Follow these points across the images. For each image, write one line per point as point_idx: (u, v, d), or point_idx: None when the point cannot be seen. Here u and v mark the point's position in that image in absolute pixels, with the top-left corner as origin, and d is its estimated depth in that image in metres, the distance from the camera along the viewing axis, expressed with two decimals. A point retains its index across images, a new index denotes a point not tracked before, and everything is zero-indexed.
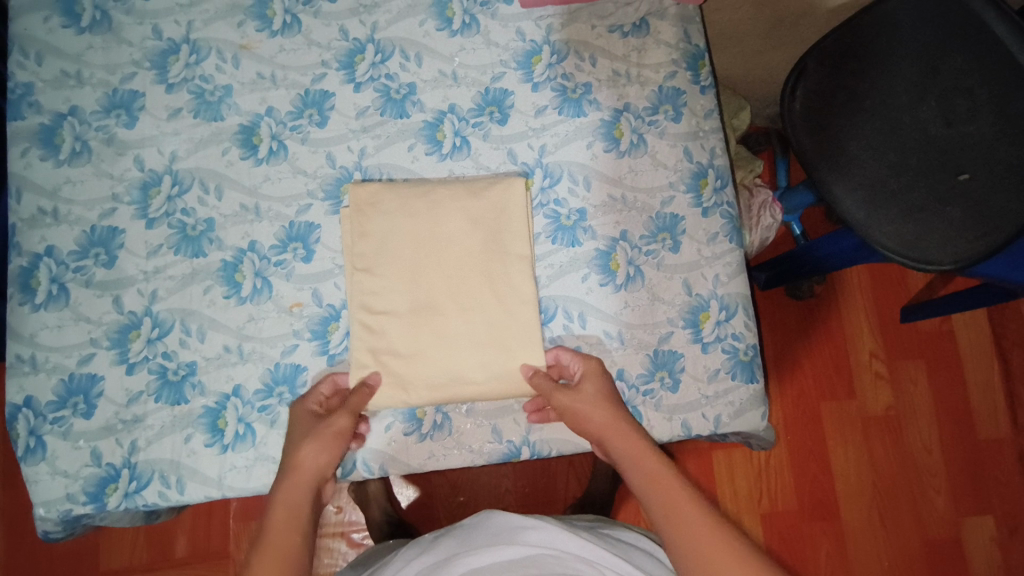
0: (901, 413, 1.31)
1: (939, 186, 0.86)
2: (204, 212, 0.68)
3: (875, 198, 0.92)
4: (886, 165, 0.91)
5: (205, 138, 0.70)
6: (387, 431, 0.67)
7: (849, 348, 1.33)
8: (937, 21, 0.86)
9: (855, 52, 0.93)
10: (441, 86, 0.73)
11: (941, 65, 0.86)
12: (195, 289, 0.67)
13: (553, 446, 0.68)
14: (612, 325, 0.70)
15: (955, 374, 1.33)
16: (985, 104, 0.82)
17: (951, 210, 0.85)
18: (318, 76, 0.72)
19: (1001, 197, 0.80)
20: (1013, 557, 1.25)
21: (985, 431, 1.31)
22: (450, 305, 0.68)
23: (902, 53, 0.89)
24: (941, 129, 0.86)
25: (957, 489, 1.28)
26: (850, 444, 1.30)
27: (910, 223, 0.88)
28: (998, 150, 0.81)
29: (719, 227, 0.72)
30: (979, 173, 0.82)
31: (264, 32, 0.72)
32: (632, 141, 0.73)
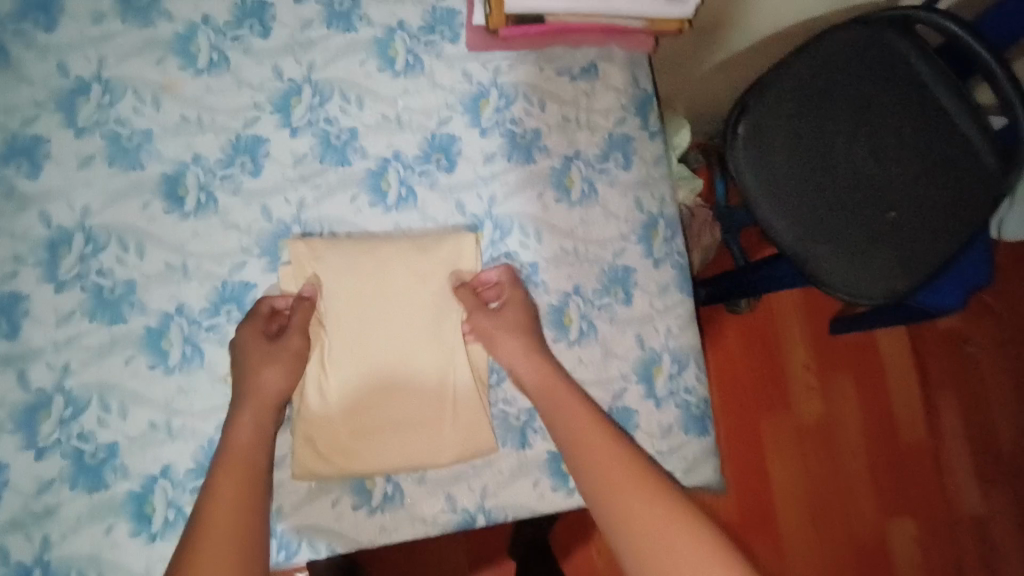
0: (831, 421, 1.37)
1: (872, 223, 0.89)
2: (124, 273, 0.62)
3: (813, 233, 0.89)
4: (824, 202, 0.90)
5: (122, 190, 0.63)
6: (335, 506, 0.64)
7: (784, 360, 1.38)
8: (872, 61, 0.89)
9: (797, 85, 0.90)
10: (384, 131, 0.69)
11: (874, 106, 0.90)
12: (114, 361, 0.61)
13: (508, 510, 0.67)
14: None
15: (879, 382, 1.40)
16: (910, 143, 0.89)
17: (883, 249, 0.88)
18: (250, 120, 0.67)
19: (925, 232, 0.87)
20: (931, 553, 1.34)
21: (905, 435, 1.38)
22: (398, 368, 0.65)
23: (841, 89, 0.90)
24: (873, 167, 0.89)
25: (881, 491, 1.35)
26: (786, 452, 1.34)
27: (850, 259, 0.88)
28: (921, 188, 0.88)
29: (669, 278, 0.73)
30: (906, 210, 0.88)
31: (187, 70, 0.66)
32: (584, 190, 0.72)
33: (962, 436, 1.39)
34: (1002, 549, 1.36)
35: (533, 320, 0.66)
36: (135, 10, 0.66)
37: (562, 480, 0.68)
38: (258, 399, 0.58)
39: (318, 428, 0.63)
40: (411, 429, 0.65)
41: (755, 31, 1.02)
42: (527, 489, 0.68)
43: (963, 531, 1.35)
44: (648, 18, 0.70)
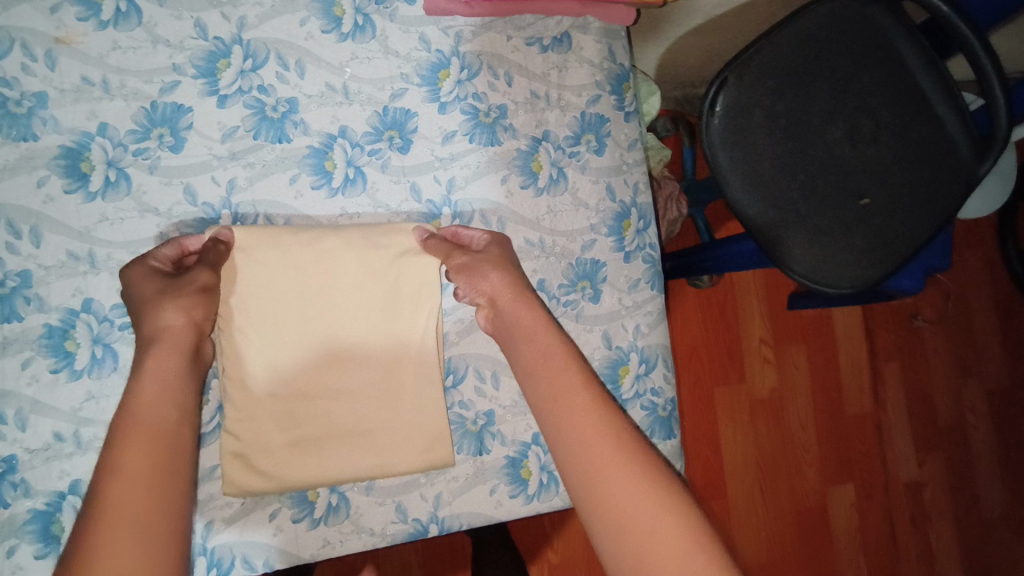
0: (784, 394, 1.32)
1: (843, 209, 0.83)
2: (17, 263, 0.53)
3: (783, 217, 0.85)
4: (796, 186, 0.85)
5: (12, 164, 0.54)
6: (272, 520, 0.57)
7: (741, 333, 1.31)
8: (852, 35, 0.80)
9: (774, 66, 0.83)
10: (328, 104, 0.61)
11: (851, 85, 0.82)
12: (9, 364, 0.53)
13: (463, 519, 0.62)
14: None
15: (831, 356, 1.35)
16: (888, 125, 0.81)
17: (853, 237, 0.83)
18: (168, 85, 0.57)
19: (897, 221, 0.82)
20: (868, 520, 1.34)
21: (853, 407, 1.36)
22: (347, 369, 0.59)
23: (818, 69, 0.82)
24: (848, 151, 0.83)
25: (826, 463, 1.33)
26: (739, 426, 1.29)
27: (818, 245, 0.84)
28: (895, 174, 0.82)
29: (641, 272, 0.69)
30: (879, 197, 0.82)
31: (89, 22, 0.56)
32: (552, 176, 0.66)
33: (904, 409, 1.38)
34: (936, 514, 1.37)
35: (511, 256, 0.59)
36: None
37: (521, 487, 0.64)
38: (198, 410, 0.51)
39: (249, 440, 0.56)
40: (360, 439, 0.59)
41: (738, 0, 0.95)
42: (485, 497, 0.62)
43: (898, 499, 1.36)
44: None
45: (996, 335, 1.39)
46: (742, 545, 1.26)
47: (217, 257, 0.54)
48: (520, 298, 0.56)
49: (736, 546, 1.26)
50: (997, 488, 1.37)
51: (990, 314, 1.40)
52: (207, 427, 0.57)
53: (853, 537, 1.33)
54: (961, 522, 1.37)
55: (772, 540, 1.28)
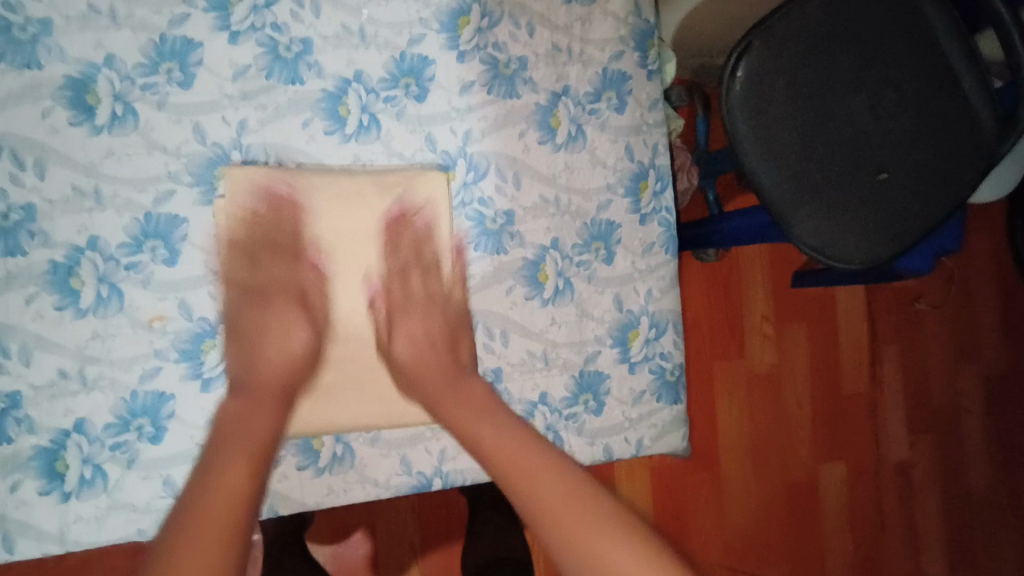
0: (783, 370, 1.32)
1: (860, 183, 0.82)
2: (21, 196, 0.52)
3: (799, 189, 0.82)
4: (814, 158, 0.81)
5: (15, 92, 0.52)
6: (277, 466, 0.57)
7: (744, 308, 1.31)
8: (880, 6, 0.80)
9: (801, 30, 0.80)
10: (344, 46, 0.59)
11: (878, 56, 0.80)
12: (12, 299, 0.52)
13: (466, 475, 0.61)
14: (536, 344, 0.63)
15: (831, 334, 1.35)
16: (910, 100, 0.80)
17: (866, 213, 0.82)
18: (178, 18, 0.55)
19: (913, 198, 0.81)
20: (857, 497, 1.36)
21: (850, 386, 1.36)
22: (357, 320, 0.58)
23: (845, 36, 0.80)
24: (869, 124, 0.81)
25: (819, 439, 1.34)
26: (736, 399, 1.29)
27: (830, 220, 0.82)
28: (914, 149, 0.81)
29: (655, 236, 0.67)
30: (897, 172, 0.81)
31: None
32: (571, 132, 0.65)
33: (901, 391, 1.38)
34: (922, 496, 1.39)
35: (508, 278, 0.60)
36: None
37: None
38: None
39: None
40: (364, 389, 0.58)
41: None
42: None
43: (887, 478, 1.38)
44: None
45: (996, 320, 1.40)
46: (732, 514, 1.28)
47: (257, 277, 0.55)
48: None
49: (726, 516, 1.27)
50: (985, 472, 1.39)
51: (991, 301, 1.40)
52: (212, 371, 0.56)
53: (840, 512, 1.35)
54: (947, 503, 1.39)
55: (760, 511, 1.30)
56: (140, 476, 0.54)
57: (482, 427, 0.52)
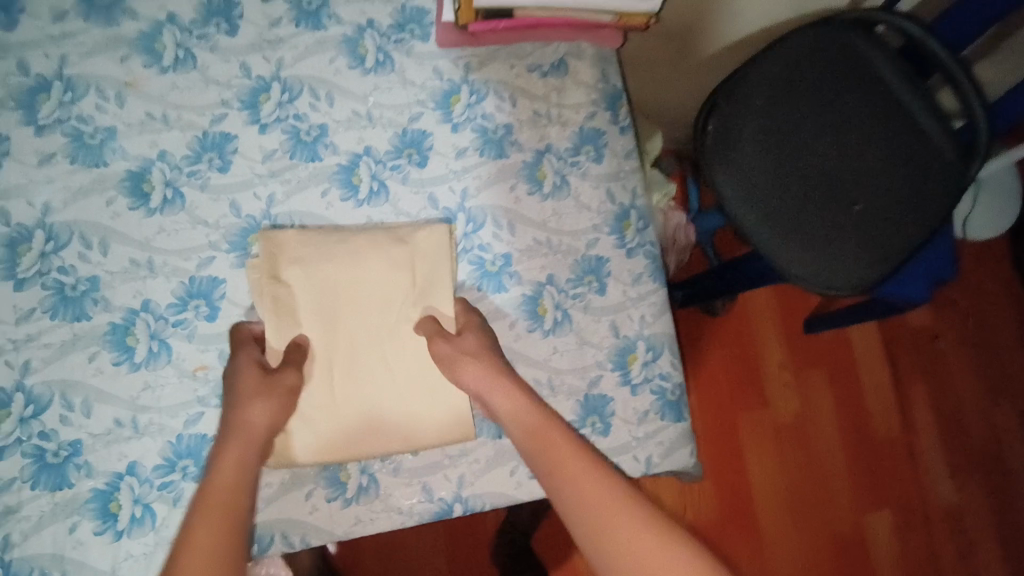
0: (808, 418, 1.33)
1: (837, 215, 0.88)
2: (87, 270, 0.61)
3: (781, 225, 0.88)
4: (790, 196, 0.89)
5: (85, 187, 0.62)
6: (308, 499, 0.62)
7: (760, 359, 1.33)
8: (832, 59, 0.88)
9: (763, 86, 0.89)
10: (355, 127, 0.69)
11: (836, 102, 0.88)
12: (77, 359, 0.59)
13: (486, 500, 0.65)
14: (541, 372, 0.68)
15: (853, 378, 1.36)
16: (873, 138, 0.88)
17: (847, 241, 0.87)
18: (218, 117, 0.66)
19: (889, 224, 0.86)
20: (909, 545, 1.31)
21: (881, 430, 1.35)
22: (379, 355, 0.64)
23: (803, 88, 0.89)
24: (838, 162, 0.88)
25: (859, 486, 1.32)
26: (765, 451, 1.30)
27: (814, 249, 0.87)
28: (882, 181, 0.87)
29: (642, 267, 0.74)
30: (870, 202, 0.87)
31: (152, 68, 0.65)
32: (555, 183, 0.73)
33: (935, 430, 1.36)
34: (979, 540, 1.33)
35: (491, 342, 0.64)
36: (99, 10, 0.65)
37: None
38: (245, 398, 0.57)
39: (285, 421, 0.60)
40: (378, 421, 0.63)
41: (722, 32, 1.03)
42: (504, 477, 0.65)
43: (938, 524, 1.33)
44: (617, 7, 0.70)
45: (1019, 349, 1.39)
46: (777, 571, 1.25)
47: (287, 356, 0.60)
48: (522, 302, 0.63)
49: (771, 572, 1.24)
50: None
51: (1011, 330, 1.40)
52: None
53: (894, 562, 1.30)
54: (1008, 546, 1.33)
55: (807, 565, 1.26)
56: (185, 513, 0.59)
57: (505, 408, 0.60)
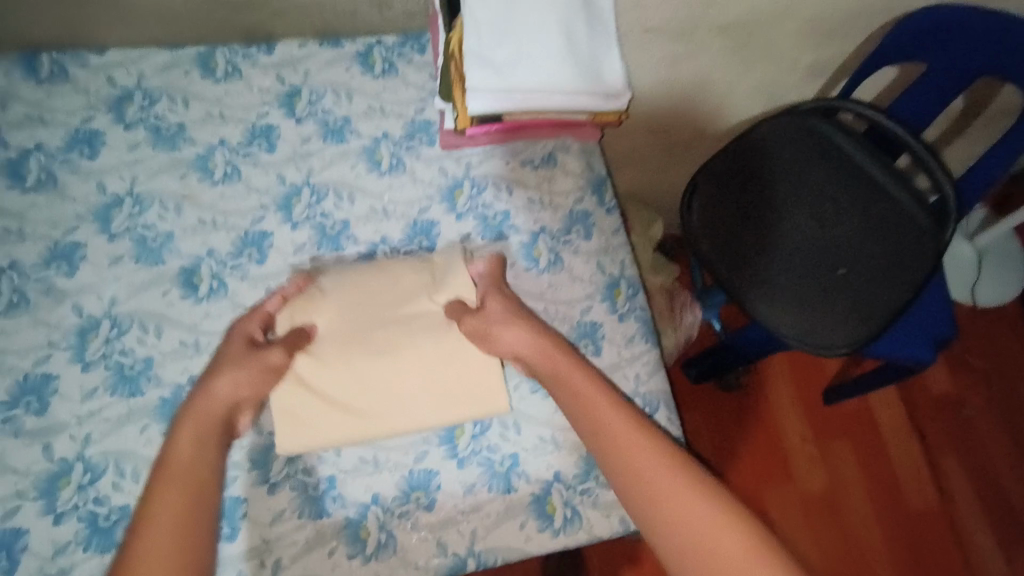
0: (837, 492, 1.31)
1: (822, 279, 0.93)
2: (142, 352, 0.70)
3: (769, 291, 0.95)
4: (775, 264, 0.95)
5: (145, 282, 0.73)
6: (330, 556, 0.66)
7: (780, 433, 1.35)
8: (801, 141, 0.96)
9: (740, 168, 0.98)
10: (373, 221, 0.80)
11: (809, 178, 0.96)
12: (130, 431, 0.67)
13: (498, 553, 0.68)
14: (545, 429, 0.73)
15: (879, 450, 1.34)
16: (848, 208, 0.94)
17: (834, 301, 0.92)
18: (257, 219, 0.78)
19: (873, 285, 0.91)
20: None
21: (917, 503, 1.30)
22: (386, 361, 0.70)
23: (777, 167, 0.96)
24: (817, 231, 0.95)
25: (901, 565, 1.26)
26: (795, 528, 1.28)
27: (803, 311, 0.93)
28: (862, 247, 0.93)
29: (634, 330, 0.80)
30: (853, 266, 0.92)
31: (205, 182, 0.78)
32: (550, 259, 0.82)
33: (976, 503, 1.31)
34: None
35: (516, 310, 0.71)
36: (164, 138, 0.78)
37: (548, 522, 0.70)
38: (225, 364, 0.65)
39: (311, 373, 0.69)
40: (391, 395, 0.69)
41: (700, 124, 1.16)
42: (515, 531, 0.69)
43: None
44: (590, 111, 0.80)
45: None
46: None
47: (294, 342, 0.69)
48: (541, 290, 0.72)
49: None
50: None
51: None
52: (277, 477, 0.68)
53: None
54: None
55: None
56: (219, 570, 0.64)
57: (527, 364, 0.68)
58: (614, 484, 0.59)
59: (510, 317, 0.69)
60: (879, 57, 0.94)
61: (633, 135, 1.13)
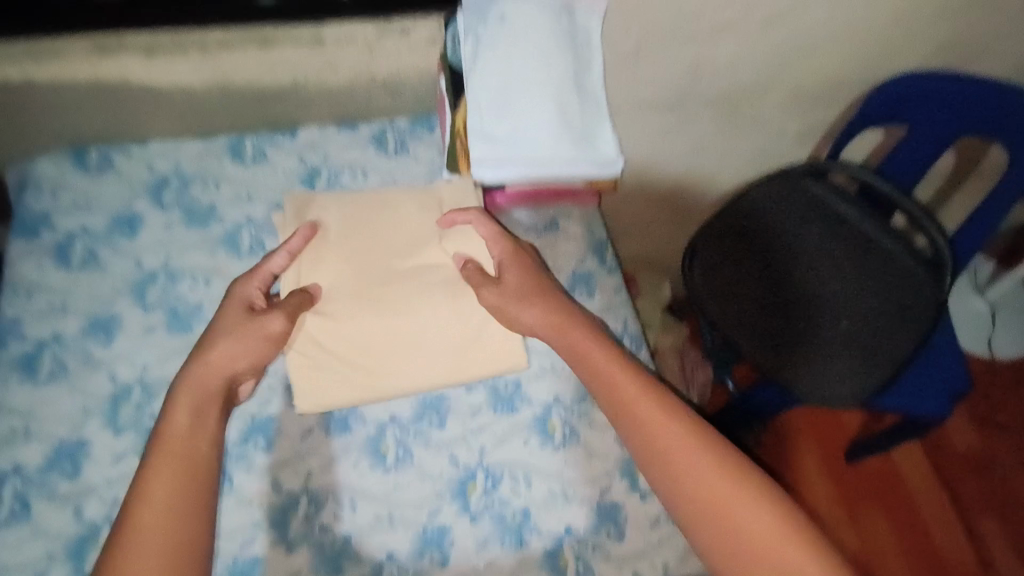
0: (849, 501, 1.43)
1: (830, 333, 1.02)
2: (193, 297, 0.84)
3: (782, 350, 1.04)
4: (783, 321, 1.04)
5: (194, 243, 0.87)
6: (358, 467, 0.79)
7: (796, 450, 1.49)
8: (793, 199, 1.04)
9: (740, 241, 1.06)
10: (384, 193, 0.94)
11: (805, 234, 1.04)
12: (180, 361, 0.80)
13: (503, 464, 0.80)
14: (545, 362, 0.86)
15: (891, 463, 1.47)
16: (846, 265, 1.02)
17: (845, 358, 1.00)
18: (287, 191, 0.92)
19: (877, 337, 1.00)
20: None
21: (929, 513, 1.42)
22: (400, 291, 0.85)
23: (775, 235, 1.05)
24: (820, 291, 1.03)
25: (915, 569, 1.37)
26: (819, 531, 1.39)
27: (816, 366, 1.02)
28: (864, 300, 1.01)
29: (618, 283, 0.95)
30: (855, 318, 1.01)
31: (238, 162, 0.92)
32: (544, 228, 0.97)
33: (989, 525, 1.41)
34: None
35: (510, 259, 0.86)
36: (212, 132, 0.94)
37: (548, 438, 0.82)
38: (223, 342, 0.75)
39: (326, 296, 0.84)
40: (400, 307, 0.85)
41: None
42: (519, 446, 0.81)
43: None
44: (584, 177, 0.94)
45: None
46: None
47: (297, 303, 0.80)
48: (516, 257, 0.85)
49: None
50: None
51: None
52: (315, 399, 0.81)
53: None
54: None
55: None
56: (259, 476, 0.77)
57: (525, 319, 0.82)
58: (592, 388, 0.77)
59: (507, 272, 0.84)
60: (836, 62, 1.07)
61: (630, 201, 1.26)
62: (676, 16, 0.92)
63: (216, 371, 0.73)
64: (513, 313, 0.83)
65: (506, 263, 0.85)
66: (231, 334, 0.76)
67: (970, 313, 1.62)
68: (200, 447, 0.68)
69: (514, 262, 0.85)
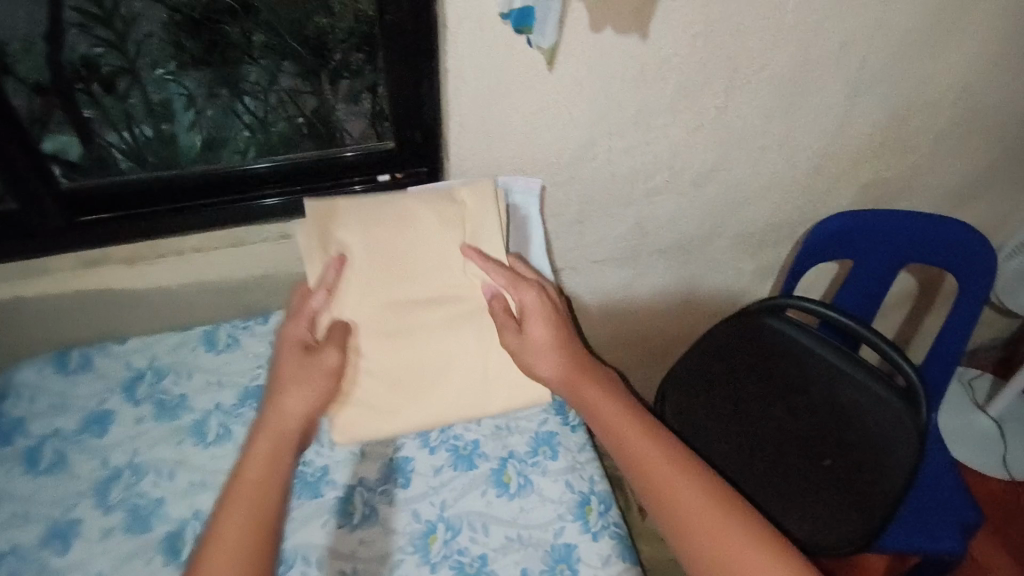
0: None
1: (813, 472, 0.97)
2: (156, 492, 0.84)
3: (766, 492, 1.00)
4: (764, 462, 1.01)
5: (164, 436, 0.89)
6: None
7: None
8: (752, 337, 1.03)
9: (708, 382, 1.06)
10: None
11: (769, 370, 1.01)
12: (137, 563, 0.77)
13: None
14: (511, 528, 0.81)
15: None
16: (820, 401, 0.97)
17: (832, 500, 0.95)
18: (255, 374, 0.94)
19: (863, 476, 0.93)
20: None
21: None
22: (417, 318, 0.84)
23: (740, 376, 1.03)
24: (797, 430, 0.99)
25: None
26: None
27: (801, 510, 0.97)
28: (843, 438, 0.95)
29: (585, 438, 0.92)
30: (839, 458, 0.95)
31: (210, 352, 0.97)
32: None
33: None
34: None
35: (545, 302, 0.83)
36: None
37: None
38: (276, 395, 0.74)
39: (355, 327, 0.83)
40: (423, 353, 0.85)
41: None
42: None
43: None
44: None
45: None
46: None
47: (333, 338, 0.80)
48: (547, 304, 0.83)
49: None
50: None
51: None
52: None
53: None
54: None
55: None
56: None
57: (542, 366, 0.82)
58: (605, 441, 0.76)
59: (538, 316, 0.82)
60: (775, 202, 1.15)
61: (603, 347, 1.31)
62: (611, 187, 1.01)
63: (286, 424, 0.73)
64: (531, 362, 0.83)
65: (530, 308, 0.82)
66: (287, 381, 0.75)
67: (979, 437, 1.55)
68: (269, 499, 0.67)
69: (551, 311, 0.83)
